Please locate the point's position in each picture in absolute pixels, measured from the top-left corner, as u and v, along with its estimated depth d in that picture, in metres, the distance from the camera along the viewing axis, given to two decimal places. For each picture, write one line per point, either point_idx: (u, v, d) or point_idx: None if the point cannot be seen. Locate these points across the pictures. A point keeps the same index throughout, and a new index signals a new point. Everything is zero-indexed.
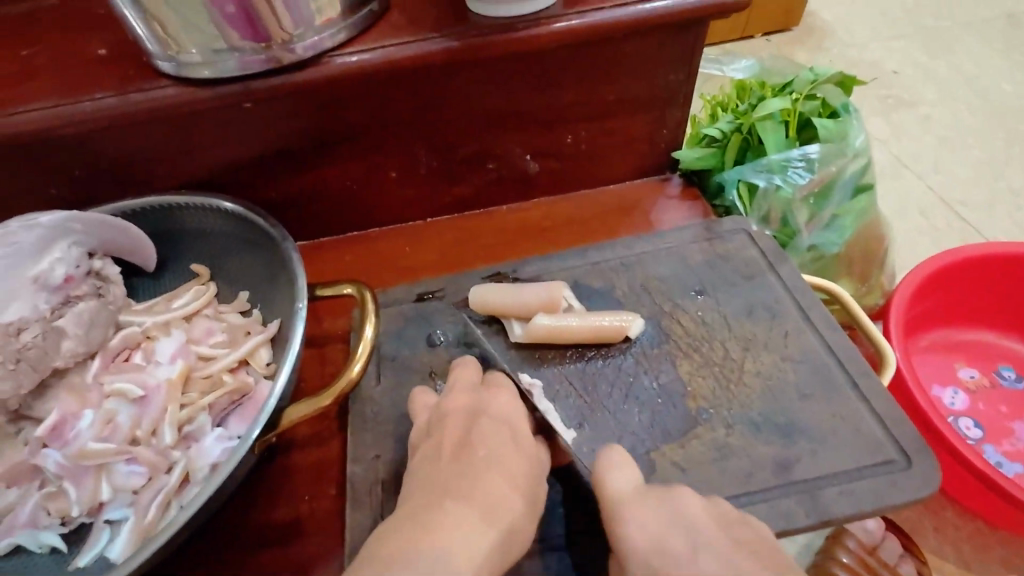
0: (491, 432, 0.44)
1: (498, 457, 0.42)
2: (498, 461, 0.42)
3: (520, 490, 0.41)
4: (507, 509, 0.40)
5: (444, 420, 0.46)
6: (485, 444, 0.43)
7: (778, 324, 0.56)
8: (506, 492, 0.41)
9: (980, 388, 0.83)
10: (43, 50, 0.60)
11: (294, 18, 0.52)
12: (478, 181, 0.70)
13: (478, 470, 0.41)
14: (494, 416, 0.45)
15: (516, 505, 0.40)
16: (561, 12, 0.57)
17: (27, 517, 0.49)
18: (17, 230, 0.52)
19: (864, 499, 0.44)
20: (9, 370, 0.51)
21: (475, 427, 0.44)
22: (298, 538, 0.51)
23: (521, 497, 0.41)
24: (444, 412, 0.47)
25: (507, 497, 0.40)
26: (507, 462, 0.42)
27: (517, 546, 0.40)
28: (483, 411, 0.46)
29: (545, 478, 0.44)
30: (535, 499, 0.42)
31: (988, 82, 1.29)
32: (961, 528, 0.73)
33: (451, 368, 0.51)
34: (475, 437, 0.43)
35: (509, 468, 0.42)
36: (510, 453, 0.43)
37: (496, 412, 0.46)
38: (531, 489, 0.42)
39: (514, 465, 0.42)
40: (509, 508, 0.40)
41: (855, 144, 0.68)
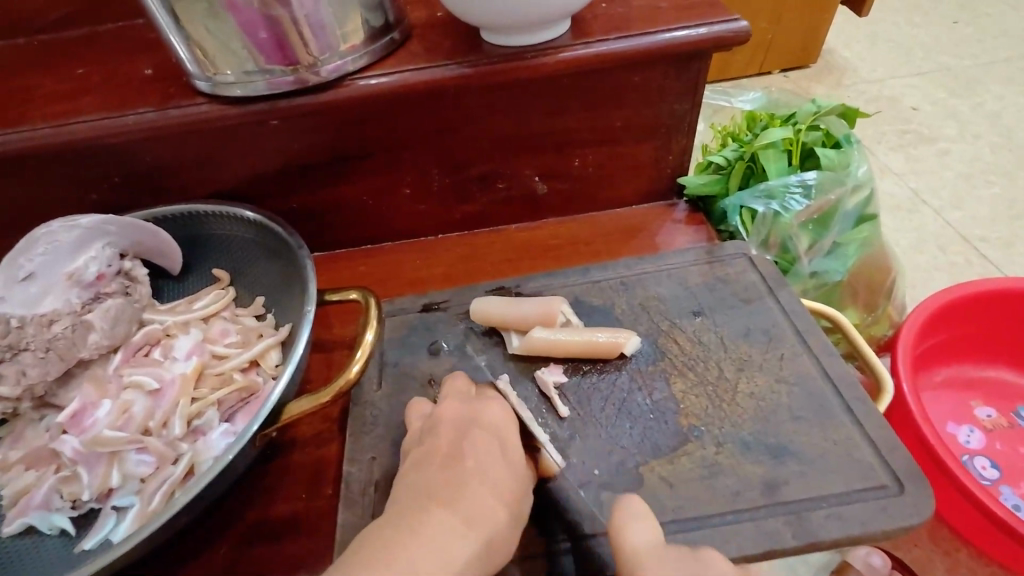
0: (483, 446, 0.46)
1: (486, 471, 0.44)
2: (486, 474, 0.44)
3: (504, 501, 0.43)
4: (489, 519, 0.41)
5: (437, 426, 0.48)
6: (475, 456, 0.45)
7: (775, 347, 0.56)
8: (492, 504, 0.42)
9: (998, 427, 0.80)
10: (97, 69, 0.66)
11: (320, 43, 0.56)
12: (488, 199, 0.73)
13: (466, 481, 0.43)
14: (486, 427, 0.48)
15: (499, 516, 0.42)
16: (569, 43, 0.60)
17: (41, 499, 0.52)
18: (59, 230, 0.57)
19: (853, 524, 0.45)
20: (39, 358, 0.55)
21: (466, 438, 0.46)
22: (292, 535, 0.52)
23: (506, 510, 0.42)
24: (437, 419, 0.49)
25: (491, 508, 0.42)
26: (495, 475, 0.44)
27: (497, 558, 0.41)
28: (477, 423, 0.48)
29: (531, 494, 0.46)
30: (518, 514, 0.43)
31: (1010, 120, 1.28)
32: (974, 571, 0.70)
33: (445, 379, 0.54)
34: (465, 448, 0.46)
35: (497, 481, 0.44)
36: (498, 466, 0.45)
37: (487, 424, 0.48)
38: (515, 504, 0.44)
39: (501, 477, 0.44)
40: (492, 518, 0.41)
41: (856, 173, 0.70)
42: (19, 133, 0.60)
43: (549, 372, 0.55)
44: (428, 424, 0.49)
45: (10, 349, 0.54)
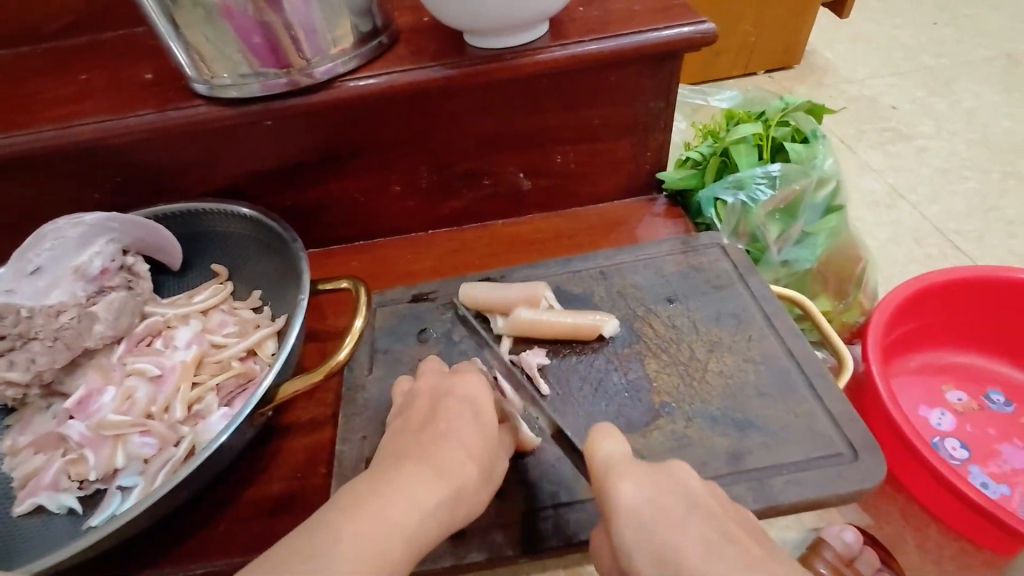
0: (455, 409, 0.49)
1: (457, 431, 0.47)
2: (458, 434, 0.47)
3: (475, 459, 0.46)
4: (459, 472, 0.45)
5: (416, 398, 0.52)
6: (448, 418, 0.48)
7: (744, 329, 0.59)
8: (464, 461, 0.46)
9: (968, 409, 0.83)
10: (100, 75, 0.70)
11: (311, 47, 0.59)
12: (475, 195, 0.77)
13: (439, 439, 0.47)
14: (461, 395, 0.51)
15: (468, 471, 0.45)
16: (547, 45, 0.64)
17: (50, 480, 0.55)
18: (66, 226, 0.60)
19: (812, 489, 0.48)
20: (48, 347, 0.57)
21: (441, 404, 0.50)
22: (288, 511, 0.55)
23: (475, 466, 0.46)
24: (416, 393, 0.53)
25: (460, 463, 0.45)
26: (468, 436, 0.48)
27: (467, 508, 0.44)
28: (451, 392, 0.51)
29: (502, 456, 0.49)
30: (489, 471, 0.47)
31: (985, 118, 1.32)
32: (944, 546, 0.73)
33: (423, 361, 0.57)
34: (439, 413, 0.49)
35: (467, 438, 0.47)
36: (468, 427, 0.48)
37: (461, 392, 0.51)
38: (486, 461, 0.47)
39: (471, 437, 0.48)
40: (462, 472, 0.45)
41: (821, 166, 0.74)
42: (27, 135, 0.63)
43: (531, 355, 0.58)
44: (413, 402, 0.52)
45: (21, 337, 0.57)
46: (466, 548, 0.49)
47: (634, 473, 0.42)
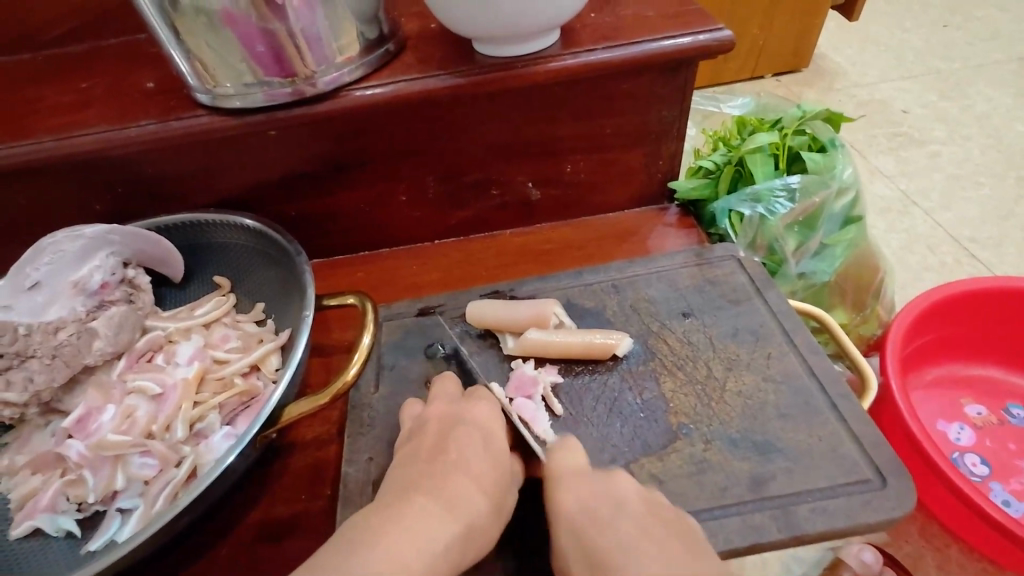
0: (467, 438, 0.48)
1: (469, 462, 0.46)
2: (469, 466, 0.46)
3: (486, 492, 0.45)
4: (470, 507, 0.43)
5: (428, 424, 0.50)
6: (459, 448, 0.47)
7: (762, 346, 0.57)
8: (475, 495, 0.44)
9: (988, 424, 0.81)
10: (101, 83, 0.68)
11: (317, 56, 0.58)
12: (483, 205, 0.75)
13: (448, 471, 0.45)
14: (472, 422, 0.49)
15: (480, 506, 0.44)
16: (558, 53, 0.62)
17: (48, 502, 0.53)
18: (63, 240, 0.58)
19: (837, 517, 0.46)
20: (46, 365, 0.56)
21: (452, 432, 0.48)
22: (293, 535, 0.53)
23: (487, 501, 0.44)
24: (427, 418, 0.51)
25: (472, 496, 0.43)
26: (479, 468, 0.46)
27: (477, 546, 0.42)
28: (462, 419, 0.49)
29: (513, 488, 0.48)
30: (500, 505, 0.45)
31: (999, 122, 1.30)
32: (965, 567, 0.71)
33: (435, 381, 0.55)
34: (450, 442, 0.47)
35: (478, 470, 0.45)
36: (479, 458, 0.46)
37: (473, 419, 0.49)
38: (497, 495, 0.45)
39: (483, 468, 0.46)
40: (474, 507, 0.43)
41: (840, 176, 0.72)
42: (25, 145, 0.62)
43: (541, 373, 0.56)
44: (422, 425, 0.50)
45: (17, 356, 0.56)
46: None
47: (579, 485, 0.44)
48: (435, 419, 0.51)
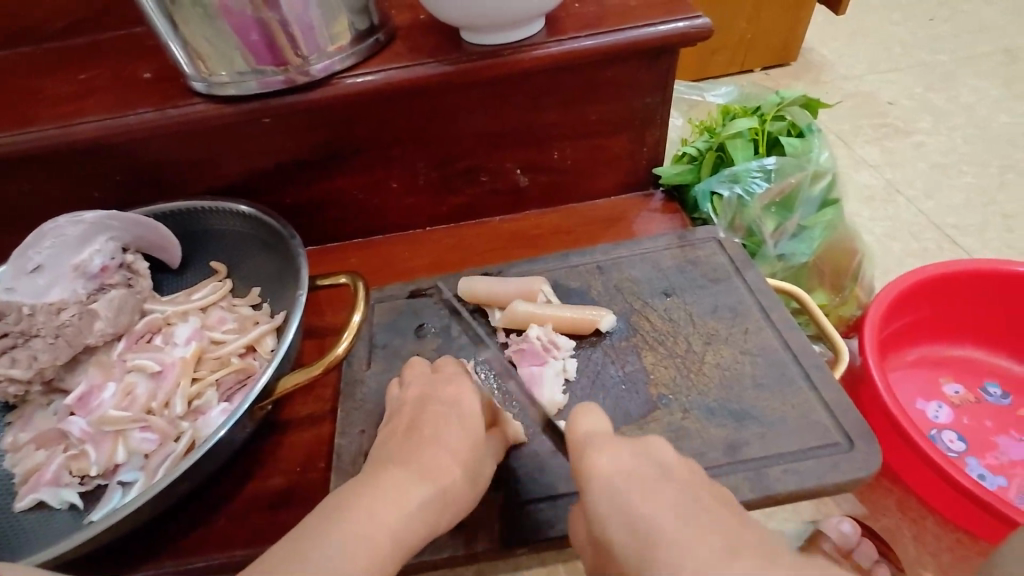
0: (442, 415, 0.50)
1: (442, 436, 0.48)
2: (444, 438, 0.48)
3: (461, 461, 0.47)
4: (445, 475, 0.45)
5: (405, 403, 0.52)
6: (434, 424, 0.49)
7: (740, 322, 0.59)
8: (450, 464, 0.46)
9: (965, 402, 0.83)
10: (99, 74, 0.70)
11: (309, 46, 0.60)
12: (473, 191, 0.77)
13: (423, 444, 0.47)
14: (447, 399, 0.51)
15: (455, 474, 0.46)
16: (543, 40, 0.64)
17: (52, 475, 0.55)
18: (66, 224, 0.61)
19: (807, 478, 0.48)
20: (49, 344, 0.58)
21: (426, 410, 0.50)
22: (289, 504, 0.55)
23: (461, 469, 0.47)
24: (404, 396, 0.53)
25: (447, 464, 0.46)
26: (453, 440, 0.48)
27: (453, 511, 0.45)
28: (435, 399, 0.51)
29: (490, 460, 0.50)
30: (475, 474, 0.48)
31: (983, 113, 1.33)
32: (941, 537, 0.73)
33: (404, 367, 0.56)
34: (424, 420, 0.49)
35: (452, 441, 0.48)
36: (451, 433, 0.48)
37: (446, 397, 0.52)
38: (473, 465, 0.48)
39: (457, 440, 0.48)
40: (448, 475, 0.46)
41: (817, 159, 0.74)
42: (26, 133, 0.64)
43: (528, 335, 0.58)
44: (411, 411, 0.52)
45: (22, 335, 0.58)
46: (466, 540, 0.49)
47: (612, 445, 0.41)
48: (413, 396, 0.53)
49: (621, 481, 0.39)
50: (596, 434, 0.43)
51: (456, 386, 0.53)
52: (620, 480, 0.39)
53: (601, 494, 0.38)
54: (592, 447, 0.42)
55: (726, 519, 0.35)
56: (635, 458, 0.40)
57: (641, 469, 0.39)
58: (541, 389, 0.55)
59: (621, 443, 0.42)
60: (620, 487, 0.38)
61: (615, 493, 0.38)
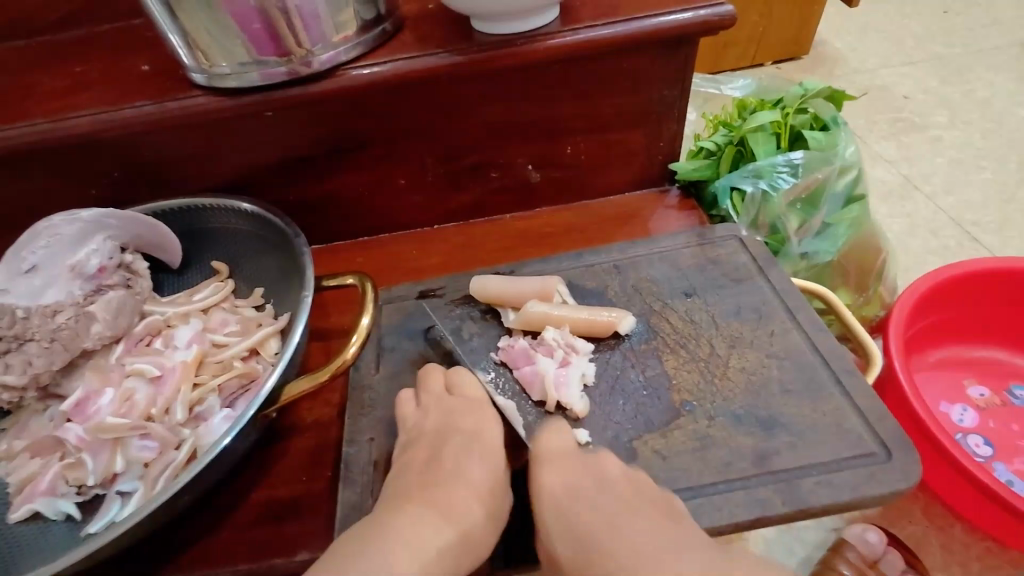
0: (462, 450, 0.50)
1: (463, 471, 0.49)
2: (464, 474, 0.48)
3: (481, 499, 0.47)
4: (466, 513, 0.46)
5: (427, 426, 0.52)
6: (455, 459, 0.49)
7: (765, 324, 0.57)
8: (470, 502, 0.47)
9: (991, 405, 0.81)
10: (96, 66, 0.68)
11: (313, 35, 0.57)
12: (482, 188, 0.74)
13: (443, 480, 0.48)
14: (466, 431, 0.51)
15: (475, 511, 0.46)
16: (558, 30, 0.61)
17: (48, 485, 0.53)
18: (61, 223, 0.58)
19: (843, 490, 0.45)
20: (44, 348, 0.55)
21: (446, 443, 0.50)
22: (294, 515, 0.53)
23: (482, 506, 0.47)
24: (425, 421, 0.52)
25: (467, 502, 0.46)
26: (473, 476, 0.48)
27: (474, 552, 0.45)
28: (456, 430, 0.51)
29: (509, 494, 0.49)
30: (498, 511, 0.47)
31: (1001, 107, 1.29)
32: (970, 546, 0.70)
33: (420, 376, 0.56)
34: (445, 454, 0.50)
35: (473, 477, 0.48)
36: (471, 471, 0.49)
37: (465, 429, 0.51)
38: (494, 503, 0.47)
39: (479, 476, 0.49)
40: (469, 513, 0.46)
41: (843, 154, 0.71)
42: (19, 128, 0.61)
43: (543, 338, 0.56)
44: (436, 433, 0.51)
45: (16, 339, 0.55)
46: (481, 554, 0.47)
47: (562, 465, 0.47)
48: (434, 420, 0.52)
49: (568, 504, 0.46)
50: (555, 452, 0.48)
51: (475, 417, 0.52)
52: (567, 499, 0.46)
53: (550, 514, 0.46)
54: (545, 465, 0.47)
55: (652, 528, 0.43)
56: (579, 478, 0.46)
57: (585, 485, 0.46)
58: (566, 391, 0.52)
59: (571, 460, 0.47)
60: (564, 505, 0.46)
61: (560, 510, 0.46)
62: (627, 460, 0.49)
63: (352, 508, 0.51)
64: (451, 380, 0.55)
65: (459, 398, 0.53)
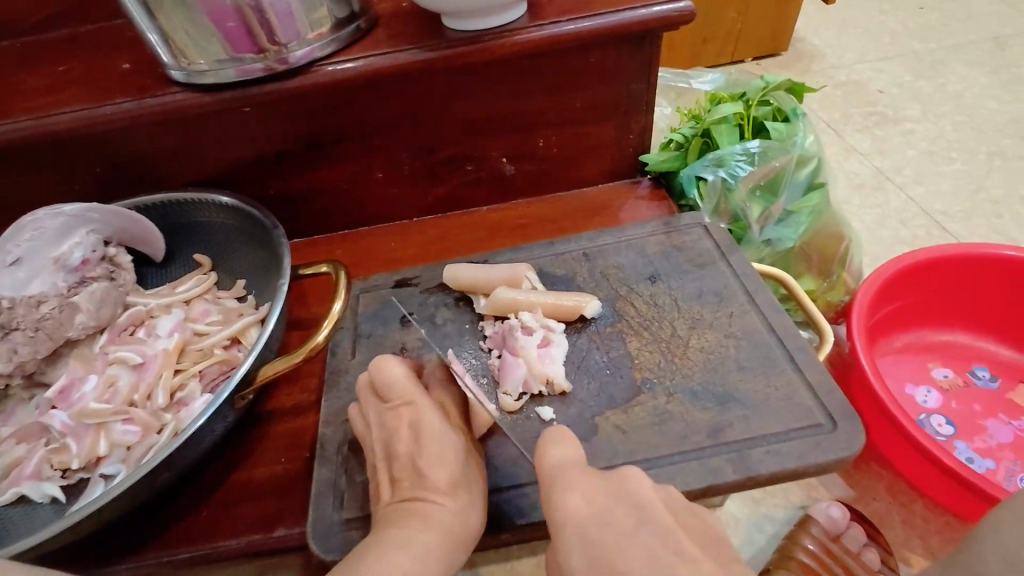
0: (415, 418, 0.48)
1: (424, 441, 0.47)
2: (426, 441, 0.46)
3: (450, 456, 0.46)
4: (446, 472, 0.45)
5: (395, 429, 0.48)
6: (412, 431, 0.48)
7: (725, 306, 0.59)
8: (443, 463, 0.46)
9: (953, 386, 0.83)
10: (80, 65, 0.69)
11: (287, 33, 0.59)
12: (459, 181, 0.77)
13: (416, 459, 0.46)
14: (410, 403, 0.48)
15: (451, 470, 0.45)
16: (525, 25, 0.64)
17: (33, 468, 0.55)
18: (44, 217, 0.60)
19: (790, 458, 0.48)
20: (29, 338, 0.57)
21: (403, 422, 0.48)
22: (272, 495, 0.55)
23: (454, 459, 0.46)
24: (391, 421, 0.49)
25: (441, 465, 0.45)
26: (433, 439, 0.46)
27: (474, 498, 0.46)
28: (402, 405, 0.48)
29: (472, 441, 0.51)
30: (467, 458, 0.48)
31: (972, 100, 1.33)
32: (931, 521, 0.73)
33: (375, 365, 0.52)
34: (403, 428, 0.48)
35: (435, 440, 0.46)
36: (453, 452, 0.46)
37: (410, 402, 0.48)
38: (462, 455, 0.47)
39: (440, 435, 0.47)
40: (447, 471, 0.45)
41: (801, 143, 0.74)
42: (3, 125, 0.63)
43: (519, 319, 0.58)
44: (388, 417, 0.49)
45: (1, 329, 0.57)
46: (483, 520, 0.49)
47: (578, 481, 0.37)
48: (404, 418, 0.48)
49: (600, 532, 0.34)
50: (564, 466, 0.39)
51: (409, 390, 0.50)
52: (596, 524, 0.34)
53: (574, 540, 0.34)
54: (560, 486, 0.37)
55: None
56: (607, 498, 0.36)
57: (613, 510, 0.35)
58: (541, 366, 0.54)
59: (590, 474, 0.38)
60: (590, 530, 0.34)
61: (586, 535, 0.34)
62: (588, 435, 0.51)
63: (325, 486, 0.52)
64: (380, 383, 0.50)
65: (399, 385, 0.50)
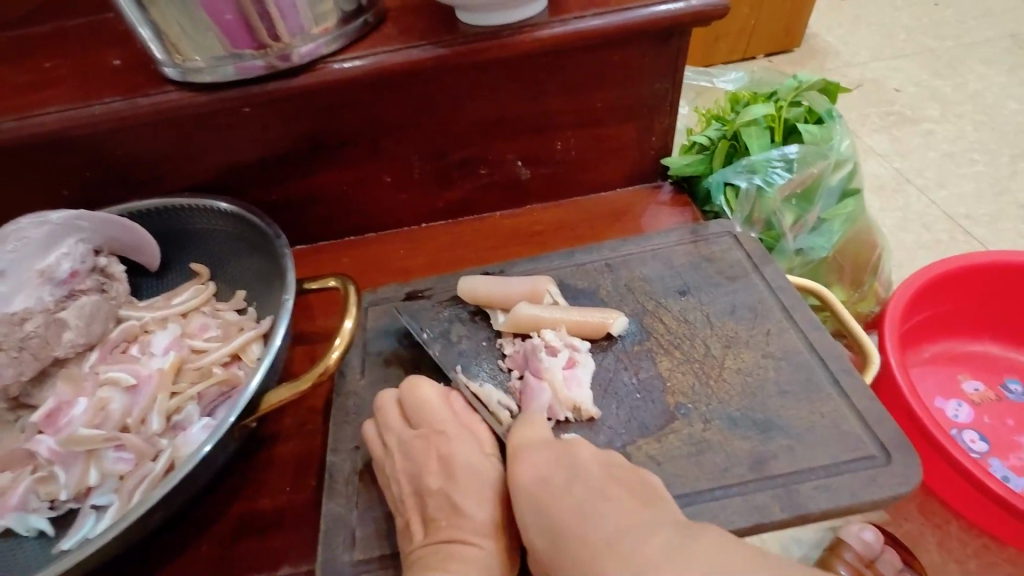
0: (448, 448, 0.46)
1: (459, 473, 0.45)
2: (461, 474, 0.45)
3: (487, 492, 0.44)
4: (484, 509, 0.43)
5: (427, 460, 0.46)
6: (445, 461, 0.46)
7: (761, 323, 0.55)
8: (480, 499, 0.44)
9: (985, 400, 0.80)
10: (67, 61, 0.65)
11: (290, 27, 0.55)
12: (471, 186, 0.73)
13: (451, 494, 0.44)
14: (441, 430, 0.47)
15: (489, 508, 0.44)
16: (546, 21, 0.59)
17: (17, 500, 0.50)
18: (29, 226, 0.55)
19: (841, 495, 0.44)
20: (12, 358, 0.53)
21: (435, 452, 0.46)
22: (277, 529, 0.51)
23: (491, 496, 0.44)
24: (422, 453, 0.46)
25: (478, 500, 0.44)
26: (469, 472, 0.45)
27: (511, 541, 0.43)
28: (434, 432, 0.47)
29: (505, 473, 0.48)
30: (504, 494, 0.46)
31: (992, 99, 1.29)
32: (967, 544, 0.70)
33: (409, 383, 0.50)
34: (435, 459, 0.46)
35: (471, 473, 0.45)
36: (491, 489, 0.45)
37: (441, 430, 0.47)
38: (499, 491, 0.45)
39: (475, 468, 0.45)
40: (486, 508, 0.43)
41: (838, 148, 0.70)
42: None
43: (543, 339, 0.54)
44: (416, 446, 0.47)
45: None
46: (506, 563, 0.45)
47: None
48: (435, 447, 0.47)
49: None
50: None
51: (440, 415, 0.48)
52: None
53: None
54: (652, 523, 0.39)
55: None
56: None
57: None
58: (568, 391, 0.50)
59: None
60: None
61: None
62: None
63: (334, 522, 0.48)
64: (411, 405, 0.49)
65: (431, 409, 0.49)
